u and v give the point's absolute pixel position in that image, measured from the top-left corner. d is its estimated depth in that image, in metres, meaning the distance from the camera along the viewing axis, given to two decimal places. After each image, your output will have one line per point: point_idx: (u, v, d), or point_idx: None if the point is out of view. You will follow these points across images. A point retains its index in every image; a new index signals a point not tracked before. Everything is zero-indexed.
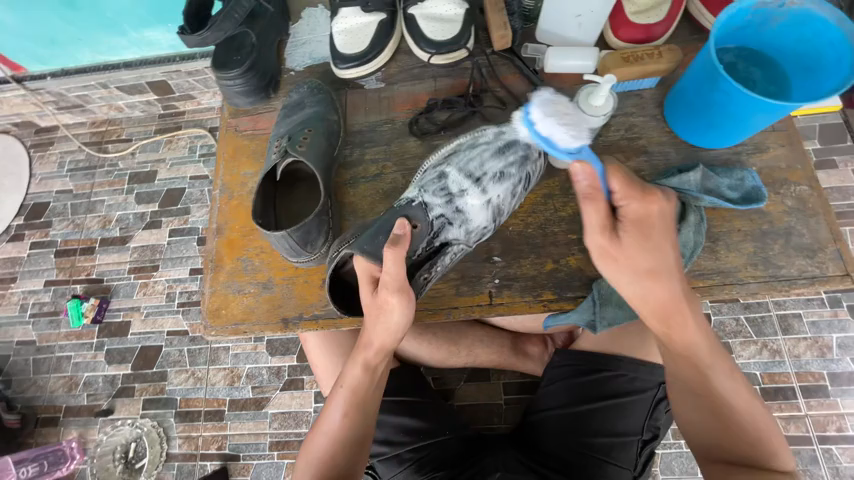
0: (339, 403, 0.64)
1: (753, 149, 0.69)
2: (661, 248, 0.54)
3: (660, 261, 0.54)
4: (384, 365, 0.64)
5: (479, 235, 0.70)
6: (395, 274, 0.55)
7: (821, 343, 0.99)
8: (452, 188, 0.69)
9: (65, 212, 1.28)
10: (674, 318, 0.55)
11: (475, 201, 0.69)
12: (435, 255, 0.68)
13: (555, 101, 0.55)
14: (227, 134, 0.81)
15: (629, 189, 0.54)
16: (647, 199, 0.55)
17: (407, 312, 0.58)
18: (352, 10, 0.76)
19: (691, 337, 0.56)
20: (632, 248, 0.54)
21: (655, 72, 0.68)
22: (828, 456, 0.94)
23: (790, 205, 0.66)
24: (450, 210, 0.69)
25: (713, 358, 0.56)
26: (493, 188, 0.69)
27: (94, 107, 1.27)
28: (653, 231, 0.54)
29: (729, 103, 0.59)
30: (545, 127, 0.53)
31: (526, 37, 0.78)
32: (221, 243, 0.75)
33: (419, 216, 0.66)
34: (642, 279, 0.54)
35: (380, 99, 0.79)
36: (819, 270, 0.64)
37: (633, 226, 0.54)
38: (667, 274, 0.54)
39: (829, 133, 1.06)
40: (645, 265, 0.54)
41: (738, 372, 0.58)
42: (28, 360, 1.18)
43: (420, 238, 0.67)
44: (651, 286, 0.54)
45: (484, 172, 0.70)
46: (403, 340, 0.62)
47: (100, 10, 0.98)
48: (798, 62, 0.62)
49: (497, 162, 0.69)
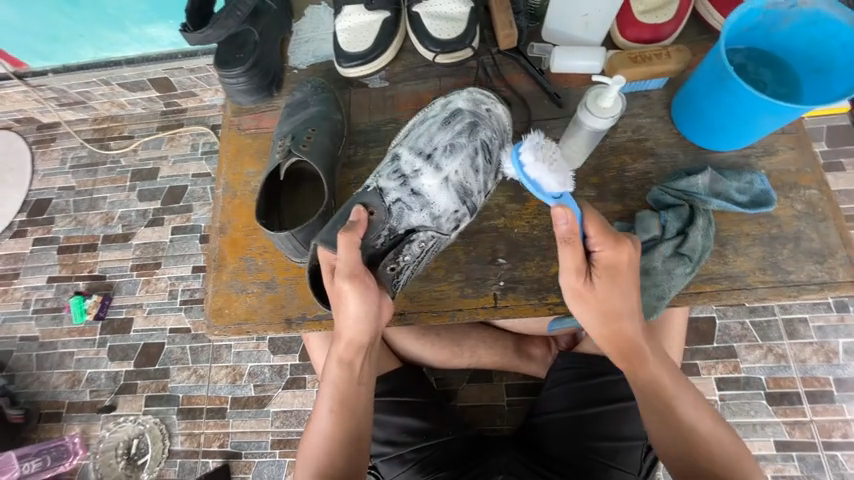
0: (326, 400, 0.64)
1: (763, 152, 0.67)
2: (628, 292, 0.55)
3: (626, 303, 0.56)
4: (361, 360, 0.62)
5: (445, 214, 0.68)
6: (347, 258, 0.56)
7: (826, 348, 0.98)
8: (405, 169, 0.68)
9: (67, 209, 1.28)
10: (635, 356, 0.58)
11: (432, 179, 0.68)
12: (400, 243, 0.66)
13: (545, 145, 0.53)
14: (230, 133, 0.80)
15: (605, 234, 0.54)
16: (623, 245, 0.54)
17: (368, 298, 0.57)
18: (356, 8, 0.75)
19: (653, 372, 0.58)
20: (602, 292, 0.55)
21: (663, 72, 0.67)
22: (832, 461, 0.93)
23: (799, 209, 0.65)
24: (406, 193, 0.67)
25: (674, 387, 0.59)
26: (447, 162, 0.68)
27: (96, 103, 1.26)
28: (624, 276, 0.55)
29: (740, 105, 0.58)
30: (534, 170, 0.51)
31: (532, 36, 0.77)
32: (224, 242, 0.75)
33: (375, 202, 0.64)
34: (606, 320, 0.56)
35: (384, 98, 0.78)
36: (829, 276, 0.63)
37: (605, 271, 0.55)
38: (629, 315, 0.56)
39: (838, 135, 1.05)
40: (611, 306, 0.56)
41: (702, 401, 0.60)
42: (31, 356, 1.18)
43: (379, 224, 0.65)
44: (613, 326, 0.57)
45: (434, 146, 0.68)
46: (374, 331, 0.60)
47: (102, 7, 0.97)
48: (810, 63, 0.61)
49: (446, 133, 0.68)
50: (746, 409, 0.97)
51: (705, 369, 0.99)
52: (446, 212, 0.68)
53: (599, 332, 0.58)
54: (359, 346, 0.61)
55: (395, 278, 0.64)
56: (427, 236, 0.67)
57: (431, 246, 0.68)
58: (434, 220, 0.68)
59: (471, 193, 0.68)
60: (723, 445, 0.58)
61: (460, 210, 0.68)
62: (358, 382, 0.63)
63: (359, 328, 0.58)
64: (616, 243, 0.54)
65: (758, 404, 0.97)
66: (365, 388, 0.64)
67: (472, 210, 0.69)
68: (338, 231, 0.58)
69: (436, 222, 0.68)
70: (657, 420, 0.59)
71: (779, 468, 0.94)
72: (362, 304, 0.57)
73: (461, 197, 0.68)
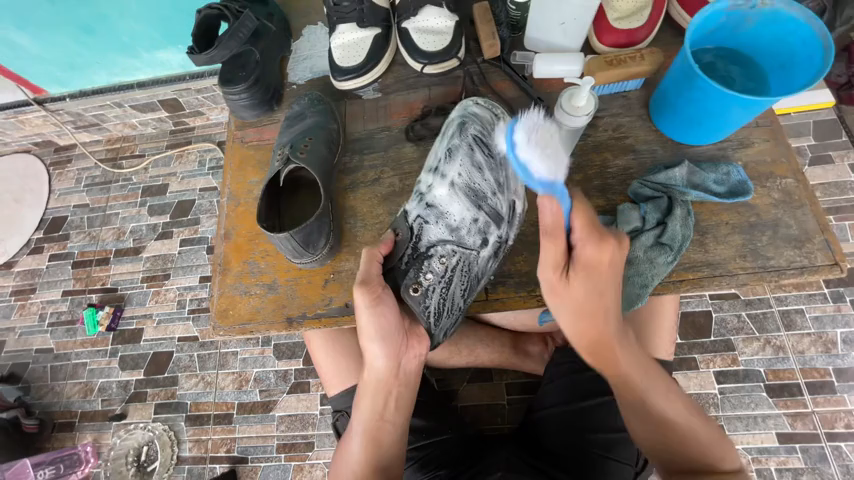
0: (357, 432, 0.65)
1: (739, 145, 0.70)
2: (604, 290, 0.58)
3: (600, 298, 0.57)
4: (391, 390, 0.64)
5: (464, 224, 0.72)
6: (365, 270, 0.64)
7: (825, 339, 0.98)
8: (420, 187, 0.72)
9: (82, 225, 1.34)
10: (608, 350, 0.59)
11: (441, 188, 0.71)
12: (423, 260, 0.71)
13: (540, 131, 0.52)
14: (234, 145, 0.85)
15: (588, 230, 0.56)
16: (602, 244, 0.56)
17: (386, 313, 0.62)
18: (349, 26, 0.80)
19: (628, 368, 0.60)
20: (577, 290, 0.57)
21: (639, 73, 0.71)
22: (838, 453, 0.92)
23: (776, 197, 0.68)
24: (423, 208, 0.71)
25: (648, 380, 0.60)
26: (449, 167, 0.70)
27: (109, 125, 1.34)
28: (601, 275, 0.57)
29: (708, 101, 0.61)
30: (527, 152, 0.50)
31: (515, 45, 0.82)
32: (228, 248, 0.79)
33: (401, 224, 0.71)
34: (580, 318, 0.58)
35: (377, 107, 0.83)
36: (808, 260, 0.65)
37: (583, 270, 0.57)
38: (606, 312, 0.58)
39: (824, 129, 1.07)
40: (588, 307, 0.57)
41: (674, 389, 0.62)
42: (46, 368, 1.23)
43: (402, 244, 0.70)
44: (590, 325, 0.58)
45: (438, 158, 0.72)
46: (398, 356, 0.63)
47: (117, 35, 1.04)
48: (775, 58, 0.65)
49: (442, 142, 0.71)
50: (747, 402, 0.97)
51: (703, 362, 1.00)
52: (464, 222, 0.72)
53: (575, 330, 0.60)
54: (382, 371, 0.63)
55: (421, 301, 0.67)
56: (447, 250, 0.72)
57: (455, 261, 0.71)
58: (453, 232, 0.72)
59: (483, 194, 0.71)
60: (699, 433, 0.60)
61: (478, 216, 0.71)
62: (384, 419, 0.64)
63: (379, 348, 0.61)
64: (599, 241, 0.56)
65: (758, 397, 0.97)
66: (390, 422, 0.65)
67: (491, 213, 0.71)
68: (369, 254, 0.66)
69: (457, 235, 0.72)
70: (631, 409, 0.60)
71: (782, 460, 0.93)
72: (378, 319, 0.61)
73: (475, 202, 0.71)
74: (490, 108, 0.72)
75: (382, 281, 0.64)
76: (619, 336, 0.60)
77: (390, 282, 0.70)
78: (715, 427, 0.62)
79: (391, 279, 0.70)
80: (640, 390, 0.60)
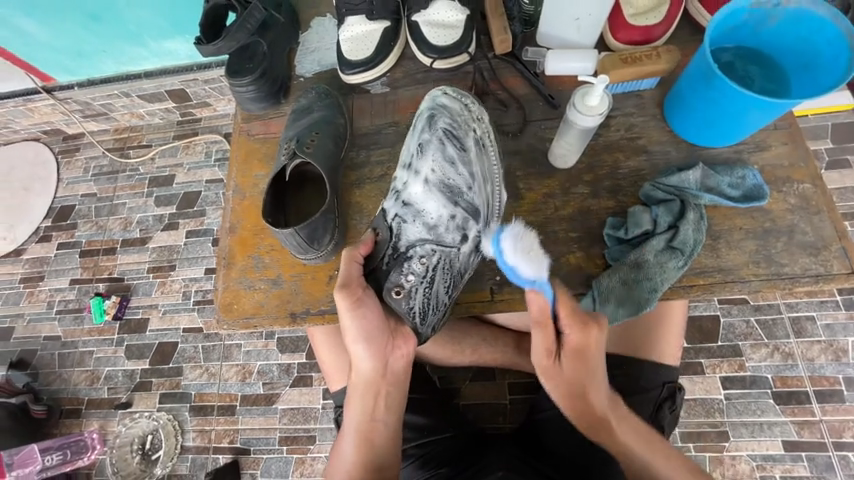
0: (349, 435, 0.65)
1: (755, 148, 0.69)
2: (594, 372, 0.58)
3: (590, 378, 0.59)
4: (378, 391, 0.64)
5: (441, 222, 0.69)
6: (345, 272, 0.62)
7: (835, 347, 0.96)
8: (396, 185, 0.71)
9: (90, 214, 1.35)
10: (603, 428, 0.61)
11: (416, 185, 0.69)
12: (401, 260, 0.68)
13: (526, 237, 0.57)
14: (240, 138, 0.84)
15: (577, 319, 0.56)
16: (590, 330, 0.57)
17: (368, 314, 0.61)
18: (358, 19, 0.79)
19: (625, 440, 0.61)
20: (569, 374, 0.58)
21: (654, 72, 0.69)
22: (844, 463, 0.91)
23: (793, 203, 0.66)
24: (400, 207, 0.69)
25: (648, 449, 0.61)
26: (422, 164, 0.69)
27: (117, 115, 1.34)
28: (590, 356, 0.57)
29: (727, 102, 0.59)
30: (512, 258, 0.56)
31: (527, 41, 0.80)
32: (233, 242, 0.79)
33: (379, 223, 0.69)
34: (573, 400, 0.60)
35: (385, 102, 0.82)
36: (823, 268, 0.63)
37: (572, 354, 0.57)
38: (597, 388, 0.59)
39: (843, 132, 1.04)
40: (577, 386, 0.59)
41: (677, 454, 0.61)
42: (54, 355, 1.24)
43: (382, 244, 0.68)
44: (582, 405, 0.60)
45: (411, 154, 0.71)
46: (380, 357, 0.62)
47: (125, 24, 1.03)
48: (799, 58, 0.62)
49: (413, 138, 0.71)
50: (753, 409, 0.96)
51: (709, 367, 0.99)
52: (442, 218, 0.69)
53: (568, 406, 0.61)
54: (369, 372, 0.62)
55: (404, 302, 0.64)
56: (427, 249, 0.68)
57: (436, 260, 0.68)
58: (432, 230, 0.69)
59: (457, 188, 0.69)
60: None
61: (456, 212, 0.69)
62: (374, 418, 0.65)
63: (364, 350, 0.61)
64: (584, 324, 0.57)
65: (765, 404, 0.96)
66: (381, 421, 0.65)
67: (468, 208, 0.69)
68: (354, 252, 0.64)
69: (436, 233, 0.69)
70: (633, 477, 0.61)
71: (787, 468, 0.92)
72: (360, 321, 0.60)
73: (450, 197, 0.69)
74: (458, 99, 0.72)
75: (362, 281, 0.63)
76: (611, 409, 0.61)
77: (371, 284, 0.66)
78: None
79: (372, 280, 0.67)
80: (638, 456, 0.60)
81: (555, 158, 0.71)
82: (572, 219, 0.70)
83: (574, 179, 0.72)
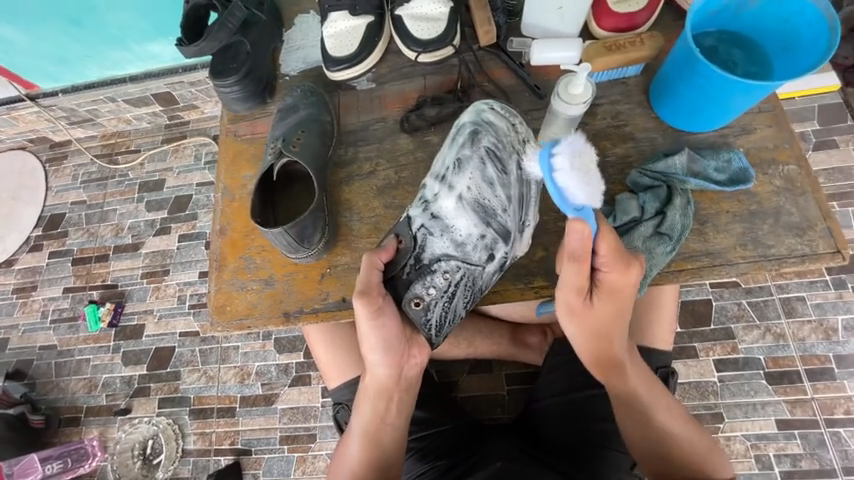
0: (356, 435, 0.65)
1: (740, 131, 0.69)
2: (621, 312, 0.60)
3: (614, 320, 0.61)
4: (391, 399, 0.64)
5: (470, 240, 0.69)
6: (366, 278, 0.62)
7: (826, 326, 0.98)
8: (426, 195, 0.69)
9: (80, 222, 1.34)
10: (616, 369, 0.63)
11: (449, 201, 0.68)
12: (425, 272, 0.69)
13: (585, 153, 0.49)
14: (227, 139, 0.84)
15: (615, 254, 0.56)
16: (628, 268, 0.57)
17: (387, 323, 0.61)
18: (340, 14, 0.78)
19: (632, 384, 0.64)
20: (597, 310, 0.60)
21: (638, 59, 0.70)
22: (836, 439, 0.93)
23: (778, 184, 0.66)
24: (429, 218, 0.69)
25: (651, 394, 0.64)
26: (459, 179, 0.67)
27: (103, 120, 1.32)
28: (621, 298, 0.59)
29: (710, 86, 0.60)
30: (566, 177, 0.48)
31: (511, 31, 0.80)
32: (224, 243, 0.78)
33: (403, 231, 0.69)
34: (593, 336, 0.62)
35: (372, 98, 0.81)
36: (809, 248, 0.64)
37: (605, 292, 0.59)
38: (618, 334, 0.62)
39: (830, 113, 1.05)
40: (601, 327, 0.61)
41: (676, 406, 0.65)
42: (50, 364, 1.24)
43: (405, 253, 0.68)
44: (599, 342, 0.62)
45: (446, 167, 0.68)
46: (397, 366, 0.63)
47: (106, 28, 1.02)
48: (779, 41, 0.63)
49: (451, 150, 0.68)
50: (746, 390, 0.97)
51: (703, 351, 1.00)
52: (470, 237, 0.69)
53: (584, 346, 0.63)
54: (383, 378, 0.63)
55: (423, 314, 0.66)
56: (451, 265, 0.69)
57: (458, 276, 0.69)
58: (458, 246, 0.69)
59: (490, 209, 0.68)
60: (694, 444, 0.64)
61: (487, 233, 0.69)
62: (384, 421, 0.65)
63: (380, 358, 0.61)
64: (626, 269, 0.57)
65: (758, 384, 0.97)
66: (390, 425, 0.65)
67: (500, 231, 0.69)
68: (375, 256, 0.65)
69: (462, 250, 0.69)
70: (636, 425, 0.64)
71: (781, 447, 0.94)
72: (380, 330, 0.61)
73: (483, 218, 0.68)
74: (505, 117, 0.69)
75: (383, 289, 0.63)
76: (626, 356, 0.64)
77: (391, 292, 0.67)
78: (708, 439, 0.65)
79: (393, 289, 0.68)
80: (643, 404, 0.64)
81: None
82: None
83: None
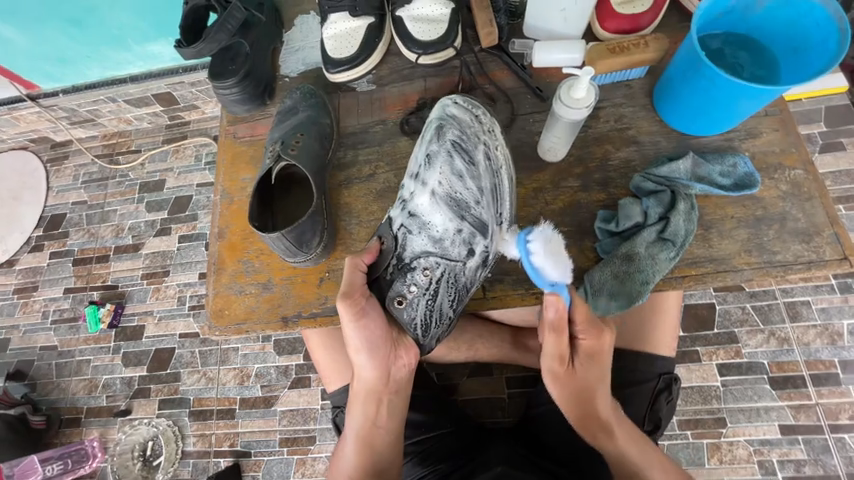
0: (349, 440, 0.65)
1: (746, 135, 0.68)
2: (602, 375, 0.60)
3: (600, 384, 0.60)
4: (379, 404, 0.64)
5: (447, 235, 0.68)
6: (348, 280, 0.62)
7: (831, 330, 0.96)
8: (402, 195, 0.69)
9: (81, 222, 1.33)
10: (602, 431, 0.61)
11: (424, 198, 0.67)
12: (405, 271, 0.68)
13: (553, 237, 0.57)
14: (226, 141, 0.83)
15: (589, 324, 0.59)
16: (603, 335, 0.59)
17: (369, 325, 0.60)
18: (340, 15, 0.77)
19: (620, 446, 0.61)
20: (580, 375, 0.60)
21: (642, 61, 0.68)
22: (841, 445, 0.92)
23: (784, 189, 0.65)
24: (405, 217, 0.68)
25: (640, 454, 0.61)
26: (432, 176, 0.66)
27: (104, 120, 1.32)
28: (603, 361, 0.60)
29: (715, 90, 0.59)
30: (539, 259, 0.56)
31: (513, 32, 0.79)
32: (222, 247, 0.78)
33: (385, 231, 0.69)
34: (575, 398, 0.61)
35: (372, 100, 0.80)
36: (816, 255, 0.63)
37: (583, 359, 0.60)
38: (605, 396, 0.61)
39: (836, 114, 1.04)
40: (586, 390, 0.60)
41: (669, 464, 0.62)
42: (51, 365, 1.24)
43: (385, 253, 0.68)
44: (583, 404, 0.61)
45: (417, 164, 0.68)
46: (381, 369, 0.62)
47: (106, 28, 1.02)
48: (789, 43, 0.61)
49: (421, 147, 0.68)
50: (750, 395, 0.96)
51: (706, 355, 0.99)
52: (448, 232, 0.68)
53: (570, 411, 0.61)
54: (371, 380, 0.62)
55: (406, 313, 0.66)
56: (431, 262, 0.68)
57: (439, 273, 0.68)
58: (437, 243, 0.68)
59: (462, 202, 0.67)
60: None
61: (463, 227, 0.67)
62: (376, 425, 0.64)
63: (365, 360, 0.61)
64: (599, 333, 0.59)
65: (761, 389, 0.96)
66: (382, 428, 0.64)
67: (477, 224, 0.67)
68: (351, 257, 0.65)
69: (441, 246, 0.68)
70: None
71: (785, 453, 0.93)
72: (364, 332, 0.60)
73: (457, 212, 0.66)
74: (470, 108, 0.69)
75: (365, 289, 0.62)
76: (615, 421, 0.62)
77: (374, 293, 0.67)
78: None
79: (375, 290, 0.67)
80: (634, 467, 0.60)
81: (545, 150, 0.70)
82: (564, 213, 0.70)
83: (564, 172, 0.71)
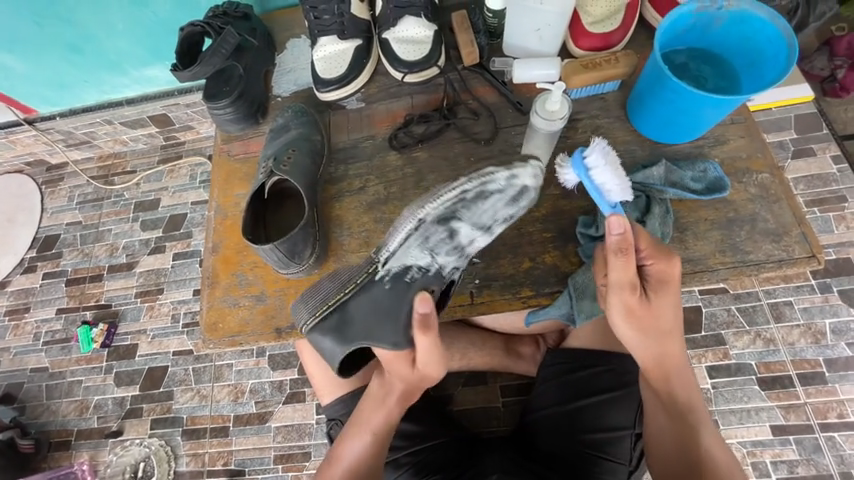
0: (364, 437, 0.67)
1: (715, 142, 0.72)
2: (671, 307, 0.59)
3: (669, 318, 0.59)
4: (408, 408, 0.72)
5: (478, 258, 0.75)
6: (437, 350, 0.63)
7: (814, 329, 0.99)
8: (463, 242, 0.69)
9: (75, 243, 1.34)
10: (665, 370, 0.62)
11: (483, 244, 0.71)
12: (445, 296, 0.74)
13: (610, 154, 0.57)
14: (220, 159, 0.86)
15: (653, 248, 0.58)
16: (672, 259, 0.58)
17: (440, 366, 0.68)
18: (330, 38, 0.82)
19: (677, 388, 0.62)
20: (650, 306, 0.58)
21: (614, 76, 0.73)
22: (831, 443, 0.93)
23: (753, 192, 0.69)
24: (460, 260, 0.70)
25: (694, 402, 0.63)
26: (500, 230, 0.71)
27: (100, 142, 1.35)
28: (672, 290, 0.59)
29: (681, 101, 0.63)
30: (602, 176, 0.56)
31: (494, 51, 0.83)
32: (216, 260, 0.79)
33: (436, 282, 0.67)
34: (647, 333, 0.60)
35: (361, 117, 0.84)
36: (786, 253, 0.66)
37: (655, 287, 0.58)
38: (676, 336, 0.61)
39: (806, 122, 1.09)
40: (658, 324, 0.60)
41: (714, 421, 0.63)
42: (41, 387, 1.22)
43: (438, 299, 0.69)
44: (653, 339, 0.60)
45: (495, 219, 0.69)
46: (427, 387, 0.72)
47: (105, 54, 1.05)
48: (746, 57, 0.66)
49: (510, 207, 0.69)
50: (740, 396, 0.98)
51: (695, 358, 1.01)
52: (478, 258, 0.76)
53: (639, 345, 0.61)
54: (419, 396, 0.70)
55: None
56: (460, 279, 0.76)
57: None
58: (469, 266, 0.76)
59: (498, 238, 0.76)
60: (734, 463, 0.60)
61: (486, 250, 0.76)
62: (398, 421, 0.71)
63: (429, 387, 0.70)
64: (668, 259, 0.58)
65: (750, 390, 0.97)
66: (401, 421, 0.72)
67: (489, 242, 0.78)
68: (423, 327, 0.60)
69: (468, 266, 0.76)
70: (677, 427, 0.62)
71: (777, 454, 0.94)
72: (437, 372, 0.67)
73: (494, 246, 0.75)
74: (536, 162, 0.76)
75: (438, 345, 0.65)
76: (677, 362, 0.63)
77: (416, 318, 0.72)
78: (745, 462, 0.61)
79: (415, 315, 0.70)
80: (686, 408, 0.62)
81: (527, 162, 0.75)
82: (546, 219, 0.75)
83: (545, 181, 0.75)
